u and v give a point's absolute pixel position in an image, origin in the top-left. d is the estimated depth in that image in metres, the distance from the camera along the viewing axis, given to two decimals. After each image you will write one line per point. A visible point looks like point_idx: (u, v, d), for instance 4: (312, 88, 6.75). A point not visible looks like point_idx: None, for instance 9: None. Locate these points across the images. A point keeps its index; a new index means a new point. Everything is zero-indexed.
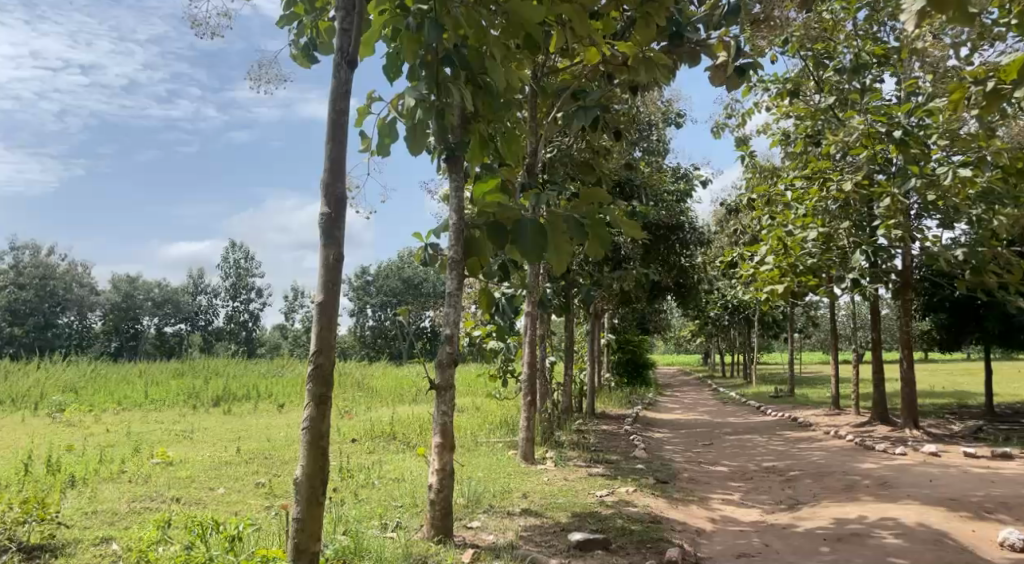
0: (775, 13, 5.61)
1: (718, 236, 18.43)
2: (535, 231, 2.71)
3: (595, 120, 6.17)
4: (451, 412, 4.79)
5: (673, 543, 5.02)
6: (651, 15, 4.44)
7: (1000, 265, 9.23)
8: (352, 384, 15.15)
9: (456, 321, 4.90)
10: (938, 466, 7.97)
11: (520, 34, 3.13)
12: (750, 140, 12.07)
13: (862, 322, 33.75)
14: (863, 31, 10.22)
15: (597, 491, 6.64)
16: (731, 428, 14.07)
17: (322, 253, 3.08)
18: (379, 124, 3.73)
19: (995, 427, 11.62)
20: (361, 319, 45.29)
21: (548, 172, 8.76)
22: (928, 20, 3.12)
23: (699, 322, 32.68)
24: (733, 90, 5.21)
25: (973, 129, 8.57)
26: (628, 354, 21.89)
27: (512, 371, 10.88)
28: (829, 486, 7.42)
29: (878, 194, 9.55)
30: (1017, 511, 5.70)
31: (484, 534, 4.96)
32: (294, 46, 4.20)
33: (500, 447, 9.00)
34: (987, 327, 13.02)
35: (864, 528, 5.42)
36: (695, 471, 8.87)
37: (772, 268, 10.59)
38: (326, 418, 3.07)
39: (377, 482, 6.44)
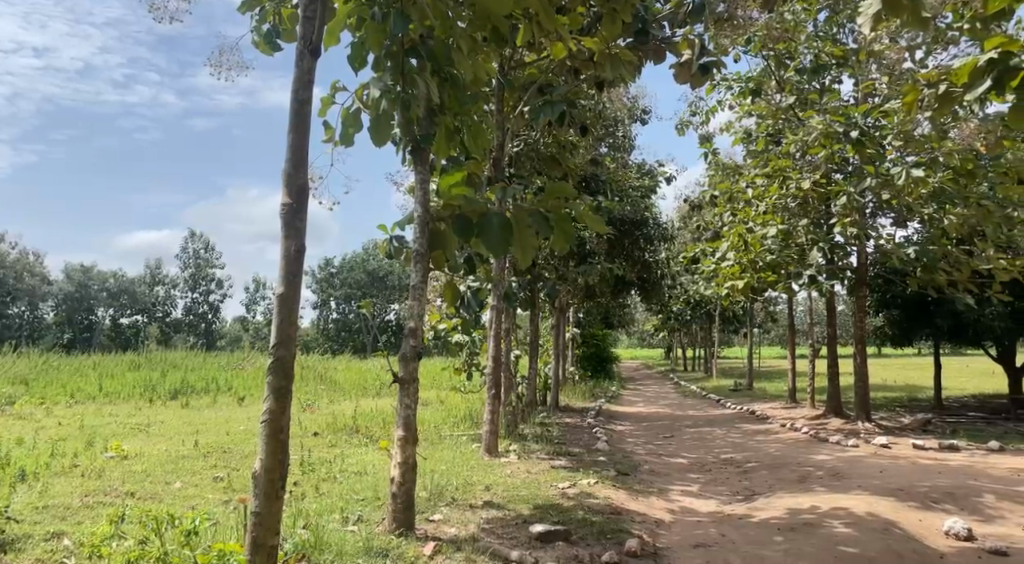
0: (738, 13, 5.71)
1: (681, 232, 18.67)
2: (501, 226, 2.71)
3: (562, 115, 6.20)
4: (415, 405, 4.76)
5: (632, 534, 5.10)
6: (617, 13, 4.31)
7: (949, 264, 9.54)
8: (315, 376, 15.02)
9: (421, 314, 4.88)
10: (888, 457, 8.22)
11: (487, 26, 3.13)
12: (713, 138, 12.24)
13: (819, 318, 34.57)
14: (824, 32, 10.42)
15: (559, 484, 6.70)
16: (692, 421, 14.30)
17: (282, 245, 3.04)
18: (343, 114, 3.61)
19: (943, 420, 12.03)
20: (325, 312, 44.81)
21: (514, 167, 8.74)
22: (883, 24, 3.21)
23: (663, 317, 33.07)
24: (698, 89, 5.27)
25: (927, 131, 8.82)
26: (592, 348, 22.10)
27: (477, 364, 10.89)
28: (783, 477, 7.60)
29: (835, 193, 9.78)
30: (962, 501, 5.91)
31: (447, 526, 4.96)
32: (256, 32, 4.09)
33: (463, 441, 9.01)
34: (937, 323, 13.43)
35: (816, 518, 5.57)
36: (656, 463, 8.99)
37: (733, 264, 11.00)
38: (286, 412, 3.04)
39: (339, 475, 6.40)
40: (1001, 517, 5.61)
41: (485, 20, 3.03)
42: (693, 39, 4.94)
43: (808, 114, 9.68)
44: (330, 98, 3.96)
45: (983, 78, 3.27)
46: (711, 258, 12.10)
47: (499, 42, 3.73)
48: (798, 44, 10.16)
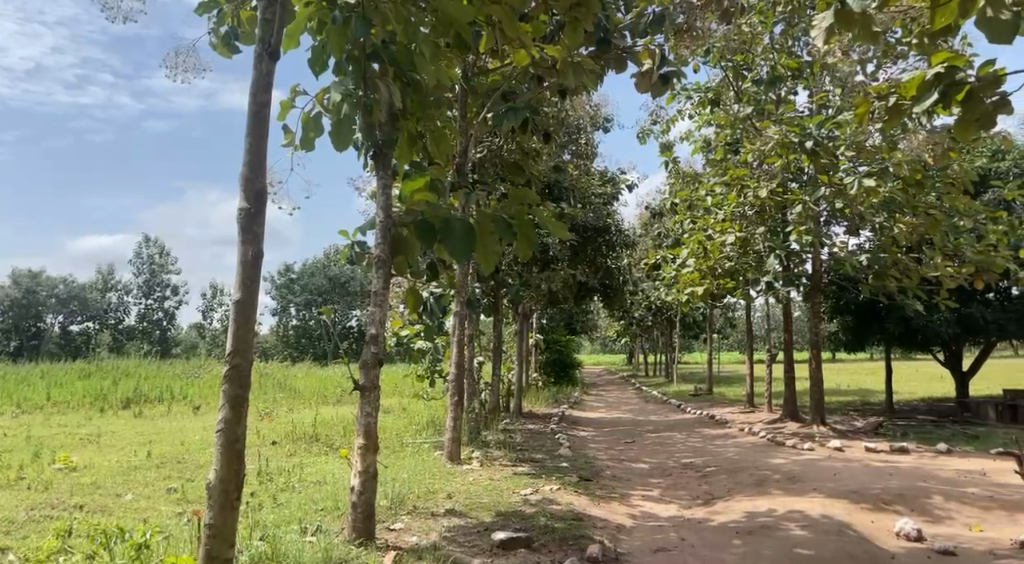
0: (698, 24, 5.79)
1: (643, 239, 18.89)
2: (463, 231, 2.69)
3: (525, 122, 6.22)
4: (376, 413, 4.71)
5: (594, 540, 5.13)
6: (579, 22, 4.30)
7: (900, 271, 9.83)
8: (274, 384, 14.76)
9: (383, 321, 4.83)
10: (842, 460, 8.41)
11: (451, 31, 3.11)
12: (674, 146, 12.42)
13: (776, 324, 35.26)
14: (780, 45, 10.67)
15: (522, 490, 6.69)
16: (653, 426, 14.44)
17: (239, 250, 2.98)
18: (303, 118, 3.56)
19: (894, 423, 12.37)
20: (284, 319, 44.14)
21: (478, 173, 8.77)
22: (835, 38, 3.30)
23: (625, 324, 33.37)
24: (658, 99, 5.33)
25: (877, 142, 9.09)
26: (555, 354, 22.18)
27: (439, 371, 10.82)
28: (742, 481, 7.73)
29: (791, 202, 10.00)
30: (912, 502, 6.08)
31: (408, 535, 4.92)
32: (214, 35, 4.01)
33: (426, 448, 8.95)
34: (888, 329, 13.82)
35: (772, 521, 5.68)
36: (618, 468, 9.05)
37: (693, 270, 11.20)
38: (243, 421, 2.98)
39: (297, 485, 6.29)
40: (949, 517, 5.78)
41: (448, 24, 3.01)
42: (653, 49, 5.01)
43: (765, 124, 9.89)
44: (290, 102, 3.90)
45: (930, 90, 3.36)
46: (671, 265, 12.27)
47: (463, 47, 3.72)
48: (755, 56, 10.39)
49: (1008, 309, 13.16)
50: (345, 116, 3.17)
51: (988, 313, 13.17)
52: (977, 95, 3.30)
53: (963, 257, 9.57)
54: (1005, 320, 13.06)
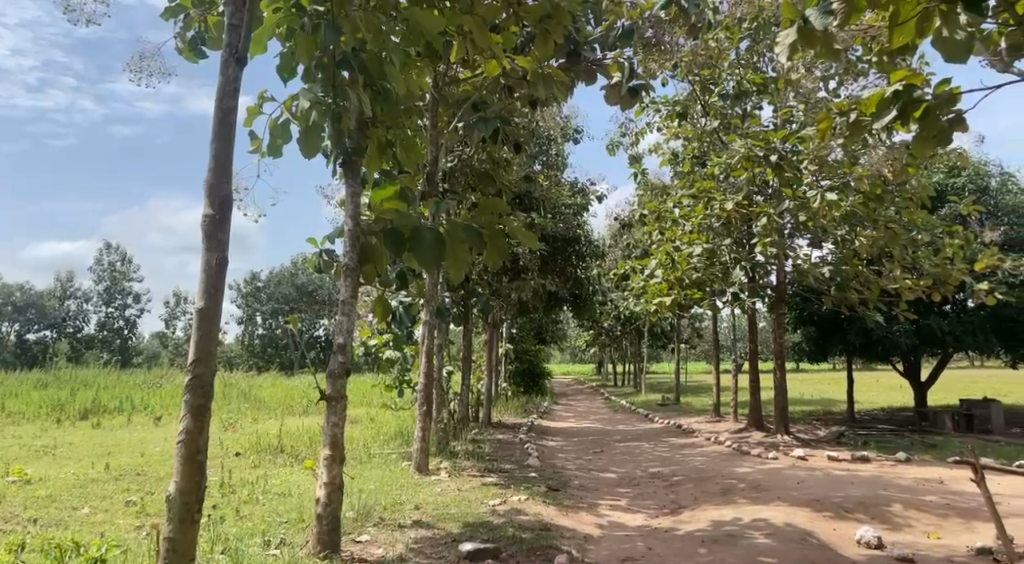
0: (665, 39, 5.89)
1: (612, 249, 19.04)
2: (432, 241, 2.70)
3: (495, 131, 6.24)
4: (343, 424, 4.66)
5: (561, 550, 5.13)
6: (549, 33, 4.31)
7: (860, 283, 10.06)
8: (239, 394, 14.51)
9: (350, 329, 4.78)
10: (806, 469, 8.55)
11: (422, 41, 3.12)
12: (643, 158, 12.56)
13: (741, 334, 35.77)
14: (745, 60, 10.89)
15: (489, 501, 6.67)
16: (622, 436, 14.52)
17: (203, 257, 2.94)
18: (271, 124, 3.52)
19: (855, 432, 12.62)
20: (250, 327, 43.49)
21: (448, 182, 8.77)
22: (798, 54, 3.38)
23: (593, 334, 33.53)
24: (627, 111, 5.41)
25: (840, 157, 9.31)
26: (524, 363, 22.20)
27: (408, 381, 10.74)
28: (708, 490, 7.80)
29: (756, 214, 10.18)
30: (872, 510, 6.20)
31: (374, 548, 4.86)
32: (180, 39, 3.97)
33: (393, 459, 8.87)
34: (850, 340, 14.11)
35: (737, 529, 5.74)
36: (586, 478, 9.06)
37: (661, 281, 11.39)
38: (205, 431, 2.92)
39: (261, 497, 6.18)
40: (908, 525, 5.90)
41: (419, 33, 3.01)
42: (623, 63, 5.09)
43: (732, 137, 10.06)
44: (257, 108, 3.85)
45: (889, 107, 3.45)
46: (640, 276, 12.39)
47: (432, 56, 3.71)
48: (722, 71, 10.59)
49: (965, 321, 13.49)
50: (313, 123, 3.15)
51: (946, 325, 13.47)
52: (934, 112, 3.40)
53: (920, 270, 9.82)
54: (962, 332, 13.38)
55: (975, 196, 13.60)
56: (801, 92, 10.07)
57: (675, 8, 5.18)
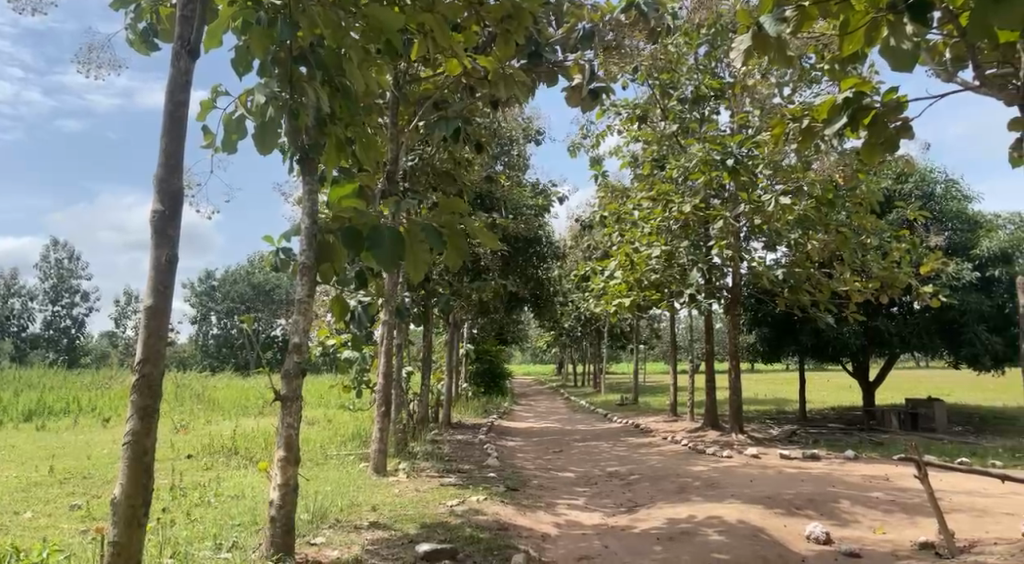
0: (625, 43, 5.96)
1: (573, 250, 19.18)
2: (391, 240, 2.65)
3: (456, 131, 6.23)
4: (298, 424, 4.57)
5: (518, 550, 5.13)
6: (510, 33, 4.30)
7: (812, 285, 10.31)
8: (192, 395, 14.16)
9: (306, 329, 4.69)
10: (759, 467, 8.74)
11: (381, 38, 3.09)
12: (603, 160, 12.68)
13: (696, 336, 36.43)
14: (703, 65, 11.09)
15: (447, 501, 6.64)
16: (580, 436, 14.62)
17: (151, 254, 2.86)
18: (225, 119, 3.42)
19: (807, 431, 12.92)
20: (204, 327, 42.56)
21: (409, 181, 8.67)
22: (752, 60, 3.46)
23: (554, 335, 33.70)
24: (588, 114, 5.46)
25: (793, 162, 9.53)
26: (485, 364, 22.18)
27: (366, 382, 10.63)
28: (664, 488, 7.91)
29: (713, 217, 10.34)
30: (822, 507, 6.36)
31: (329, 550, 4.80)
32: (131, 31, 3.86)
33: (350, 460, 8.77)
34: (802, 340, 14.49)
35: (692, 526, 5.83)
36: (545, 478, 9.10)
37: (620, 282, 11.52)
38: (152, 433, 2.85)
39: (212, 500, 6.05)
40: (855, 520, 6.06)
41: (378, 31, 2.99)
42: (583, 65, 5.14)
43: (690, 141, 10.19)
44: (211, 102, 3.68)
45: (839, 114, 3.54)
46: (600, 277, 12.52)
47: (391, 53, 3.68)
48: (680, 75, 10.73)
49: (911, 322, 14.04)
50: (269, 119, 3.10)
51: (892, 326, 14.03)
52: (882, 119, 3.55)
53: (869, 273, 10.12)
54: (907, 333, 13.96)
55: (921, 202, 14.08)
56: (757, 98, 10.28)
57: (634, 12, 5.24)
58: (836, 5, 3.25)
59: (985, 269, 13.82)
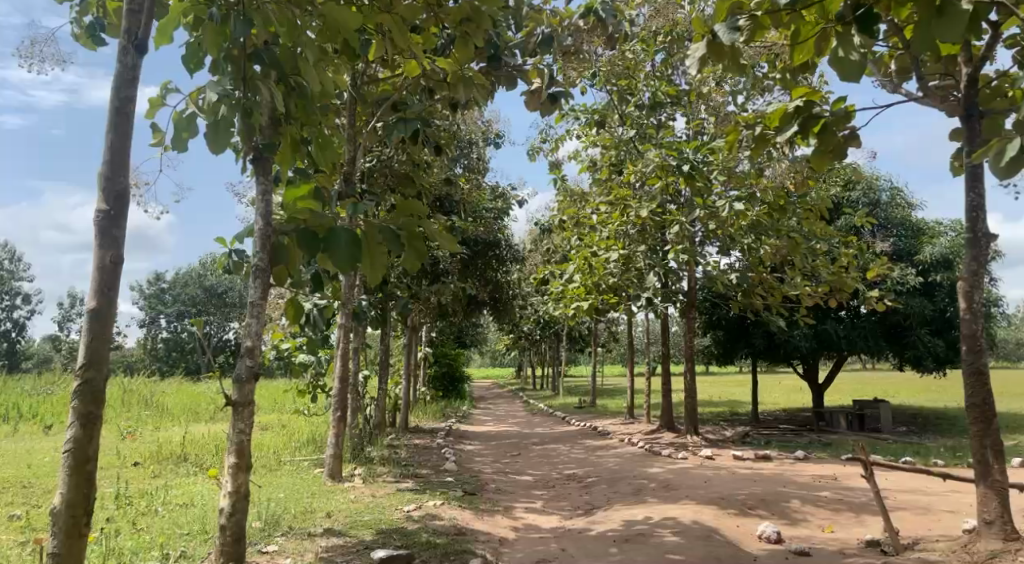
0: (584, 48, 6.00)
1: (532, 253, 19.25)
2: (348, 241, 2.62)
3: (415, 133, 6.19)
4: (250, 430, 4.45)
5: (475, 554, 5.11)
6: (469, 36, 4.29)
7: (764, 289, 10.56)
8: (140, 400, 13.75)
9: (260, 333, 4.58)
10: (713, 468, 8.88)
11: (338, 38, 3.04)
12: (562, 164, 12.75)
13: (653, 339, 36.94)
14: (660, 72, 11.23)
15: (404, 506, 6.57)
16: (539, 438, 14.67)
17: (95, 255, 2.77)
18: (175, 117, 3.31)
19: (759, 432, 13.19)
20: (154, 331, 41.37)
21: (367, 182, 8.62)
22: (708, 68, 3.50)
23: (513, 338, 33.74)
24: (548, 118, 5.48)
25: (746, 168, 9.73)
26: (443, 367, 22.10)
27: (322, 386, 10.46)
28: (621, 490, 7.98)
29: (669, 222, 10.48)
30: (773, 507, 6.49)
31: (282, 558, 4.70)
32: (76, 24, 3.74)
33: (305, 466, 8.62)
34: (755, 343, 14.80)
35: (647, 528, 5.89)
36: (503, 481, 9.09)
37: (579, 285, 11.60)
38: (94, 440, 2.75)
39: (160, 509, 5.87)
40: (805, 519, 6.20)
41: (336, 31, 2.94)
42: (542, 69, 5.16)
43: (647, 147, 10.32)
44: (160, 99, 3.53)
45: (791, 122, 3.62)
46: (558, 280, 12.59)
47: (349, 52, 3.61)
48: (638, 81, 10.82)
49: (858, 325, 14.34)
50: (222, 117, 3.02)
51: (841, 329, 14.32)
52: (832, 129, 3.60)
53: (819, 278, 10.39)
54: (854, 336, 14.25)
55: (868, 209, 14.54)
56: (712, 105, 10.48)
57: (593, 18, 5.27)
58: (787, 16, 3.32)
59: (927, 274, 14.31)
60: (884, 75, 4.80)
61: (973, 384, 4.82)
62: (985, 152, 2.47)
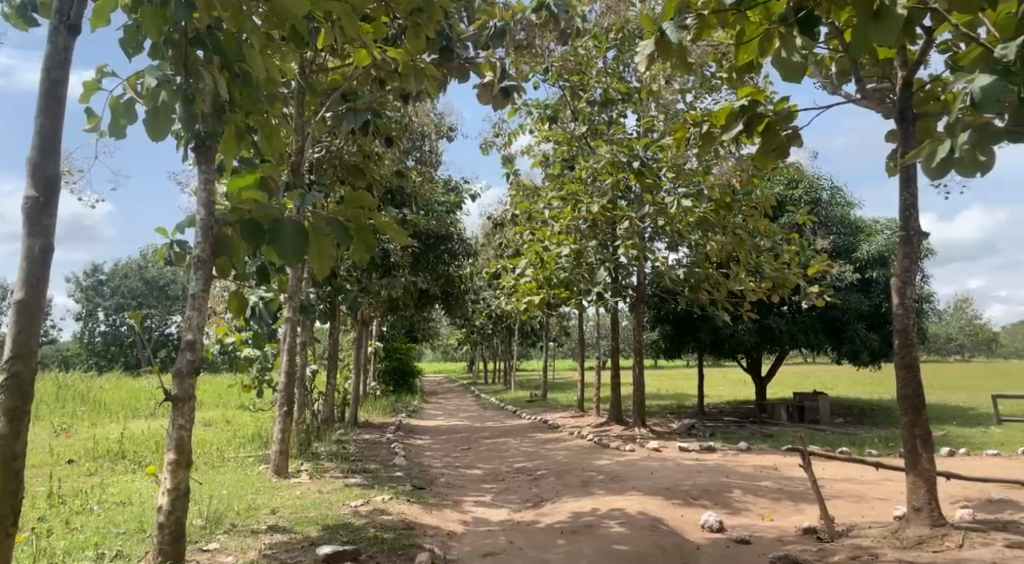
0: (536, 42, 6.00)
1: (484, 248, 19.25)
2: (294, 233, 2.56)
3: (365, 124, 6.10)
4: (190, 426, 4.32)
5: (423, 549, 5.09)
6: (420, 27, 4.24)
7: (709, 284, 10.78)
8: (75, 397, 13.22)
9: (201, 326, 4.44)
10: (659, 460, 9.04)
11: (285, 23, 2.95)
12: (515, 159, 12.76)
13: (603, 333, 37.35)
14: (612, 69, 11.31)
15: (351, 502, 6.50)
16: (489, 432, 14.68)
17: (23, 244, 2.66)
18: (111, 102, 3.15)
19: (704, 424, 13.48)
20: (90, 324, 39.82)
21: (316, 173, 8.47)
22: (656, 65, 3.57)
23: (465, 332, 33.64)
24: (500, 111, 5.48)
25: (694, 166, 9.88)
26: (394, 362, 21.92)
27: (268, 381, 10.25)
28: (569, 482, 8.06)
29: (620, 218, 10.59)
30: (716, 497, 6.65)
31: (223, 556, 4.60)
32: (7, 4, 3.54)
33: (249, 462, 8.44)
34: (701, 337, 15.13)
35: (595, 519, 5.96)
36: (452, 475, 9.07)
37: (530, 280, 11.64)
38: (21, 436, 2.64)
39: (96, 507, 5.68)
40: (746, 508, 6.37)
41: (282, 17, 2.86)
42: (494, 63, 5.15)
43: (599, 143, 10.41)
44: (95, 83, 3.26)
45: (737, 121, 3.68)
46: (511, 274, 12.63)
47: (298, 40, 3.51)
48: (590, 78, 10.90)
49: (799, 320, 14.77)
50: (162, 103, 2.89)
51: (783, 324, 14.73)
52: (775, 127, 3.74)
53: (762, 273, 10.66)
54: (796, 331, 14.69)
55: (809, 208, 14.96)
56: (662, 103, 10.62)
57: (545, 13, 5.27)
58: (733, 16, 3.36)
59: (864, 271, 14.82)
60: (825, 77, 4.95)
61: (906, 376, 5.01)
62: (917, 153, 2.55)
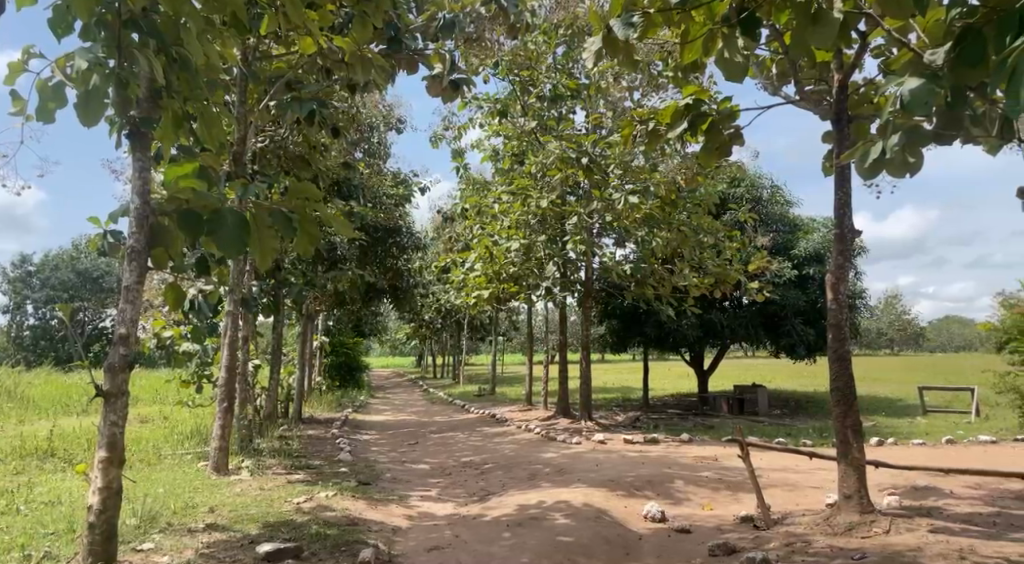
0: (486, 35, 5.99)
1: (434, 242, 19.16)
2: (234, 224, 2.50)
3: (310, 114, 5.97)
4: (123, 422, 4.15)
5: (367, 544, 5.04)
6: (368, 17, 4.17)
7: (655, 279, 10.96)
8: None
9: (135, 319, 4.25)
10: (604, 452, 9.18)
11: (225, 9, 2.85)
12: (465, 153, 12.71)
13: (552, 328, 37.63)
14: (561, 65, 11.33)
15: (294, 499, 6.38)
16: (436, 427, 14.65)
17: None
18: (39, 84, 2.99)
19: (648, 417, 13.74)
20: (19, 317, 38.07)
21: (259, 163, 8.27)
22: (603, 60, 3.59)
23: (414, 326, 33.40)
24: (450, 104, 5.43)
25: (641, 163, 9.95)
26: (341, 356, 21.61)
27: (208, 375, 9.99)
28: (515, 476, 8.11)
29: (569, 213, 10.65)
30: (659, 487, 6.78)
31: (158, 556, 4.45)
32: None
33: (187, 459, 8.23)
34: (647, 332, 15.37)
35: (540, 511, 6.00)
36: (398, 470, 9.00)
37: (480, 274, 11.70)
38: None
39: (22, 507, 5.44)
40: (686, 498, 6.51)
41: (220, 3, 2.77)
42: (444, 56, 5.09)
43: (547, 139, 10.46)
44: (21, 65, 3.10)
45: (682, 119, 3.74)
46: (460, 269, 12.60)
47: (239, 25, 3.41)
48: (540, 73, 10.93)
49: (740, 315, 15.18)
50: (94, 87, 2.75)
51: (724, 318, 15.10)
52: (717, 125, 3.82)
53: (706, 269, 10.89)
54: (736, 325, 15.09)
55: (751, 206, 15.35)
56: (611, 100, 10.71)
57: (495, 7, 5.25)
58: (677, 15, 3.41)
59: (803, 267, 15.31)
60: (766, 77, 5.08)
61: (839, 369, 5.19)
62: (854, 154, 2.63)
